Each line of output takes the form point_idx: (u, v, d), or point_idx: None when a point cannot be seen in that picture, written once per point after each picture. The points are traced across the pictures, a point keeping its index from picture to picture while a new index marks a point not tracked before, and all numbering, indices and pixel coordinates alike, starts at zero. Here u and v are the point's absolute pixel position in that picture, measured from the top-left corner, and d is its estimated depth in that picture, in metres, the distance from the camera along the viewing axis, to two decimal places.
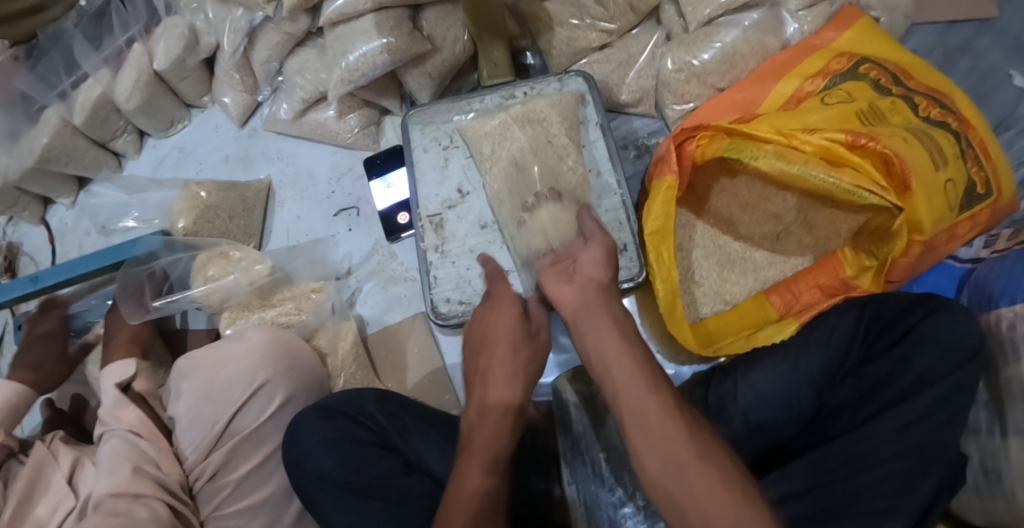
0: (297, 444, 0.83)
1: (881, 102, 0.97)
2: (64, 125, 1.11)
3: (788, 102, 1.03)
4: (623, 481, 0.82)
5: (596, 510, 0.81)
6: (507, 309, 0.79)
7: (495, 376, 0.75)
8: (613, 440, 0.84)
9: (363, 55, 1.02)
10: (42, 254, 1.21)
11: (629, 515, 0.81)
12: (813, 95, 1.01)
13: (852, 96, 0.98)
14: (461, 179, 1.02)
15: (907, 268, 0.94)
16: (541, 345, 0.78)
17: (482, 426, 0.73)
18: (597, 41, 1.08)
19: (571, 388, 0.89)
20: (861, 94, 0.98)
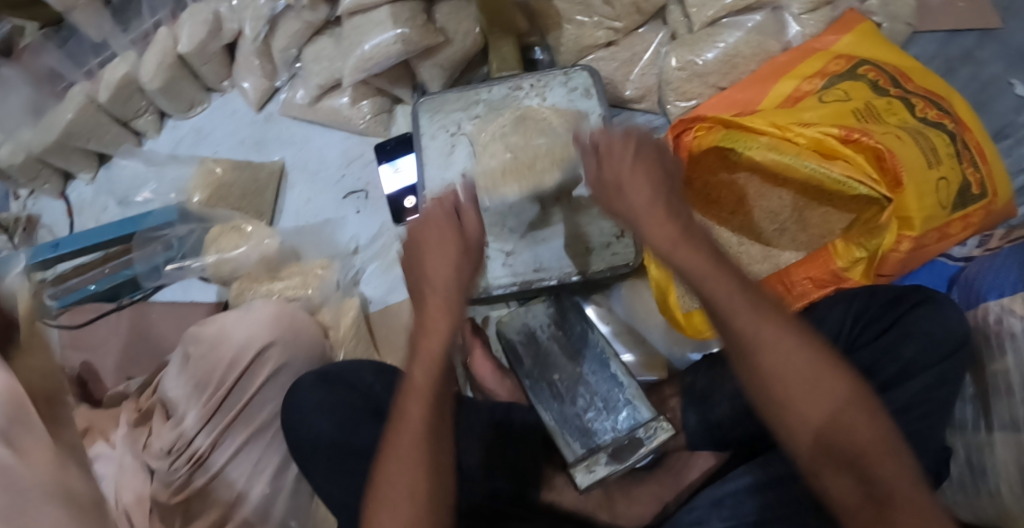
0: (296, 408, 0.86)
1: (878, 102, 1.00)
2: (89, 103, 1.16)
3: (785, 102, 1.05)
4: (579, 395, 0.95)
5: (567, 425, 0.93)
6: (434, 208, 0.72)
7: (432, 264, 0.70)
8: (561, 364, 0.98)
9: (377, 45, 1.06)
10: (60, 227, 1.24)
11: (594, 419, 0.93)
12: (811, 94, 1.03)
13: (850, 96, 1.01)
14: (465, 165, 1.04)
15: (898, 264, 0.95)
16: (472, 240, 0.72)
17: (432, 333, 0.69)
18: (603, 38, 1.12)
19: (513, 327, 1.03)
20: (858, 94, 1.01)
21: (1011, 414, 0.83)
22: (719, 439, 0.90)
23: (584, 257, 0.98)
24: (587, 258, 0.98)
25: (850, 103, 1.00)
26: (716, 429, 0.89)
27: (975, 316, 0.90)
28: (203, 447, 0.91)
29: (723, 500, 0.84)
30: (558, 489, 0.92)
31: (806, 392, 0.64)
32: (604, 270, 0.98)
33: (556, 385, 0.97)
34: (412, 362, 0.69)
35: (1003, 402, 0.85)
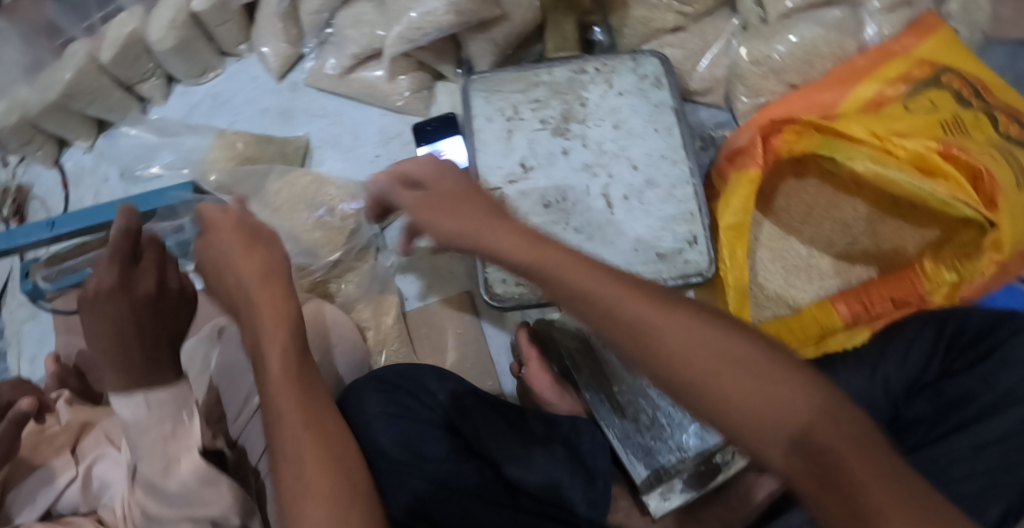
0: (354, 415, 0.78)
1: (965, 115, 0.94)
2: (90, 60, 1.00)
3: (867, 107, 0.99)
4: (642, 408, 0.89)
5: (632, 440, 0.87)
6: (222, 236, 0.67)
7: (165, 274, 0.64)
8: (623, 375, 0.90)
9: (428, 14, 0.96)
10: (54, 200, 1.09)
11: (658, 436, 0.87)
12: (895, 101, 0.98)
13: (936, 106, 0.96)
14: (525, 153, 0.94)
15: (980, 288, 0.90)
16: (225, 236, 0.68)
17: (262, 291, 0.64)
18: (672, 23, 1.02)
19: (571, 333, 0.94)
20: (946, 105, 0.95)
21: None
22: None
23: (655, 265, 0.90)
24: (659, 265, 0.89)
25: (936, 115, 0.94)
26: None
27: None
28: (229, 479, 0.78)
29: None
30: (625, 511, 0.86)
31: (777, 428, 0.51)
32: (676, 279, 0.89)
33: (617, 397, 0.89)
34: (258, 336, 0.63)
35: None
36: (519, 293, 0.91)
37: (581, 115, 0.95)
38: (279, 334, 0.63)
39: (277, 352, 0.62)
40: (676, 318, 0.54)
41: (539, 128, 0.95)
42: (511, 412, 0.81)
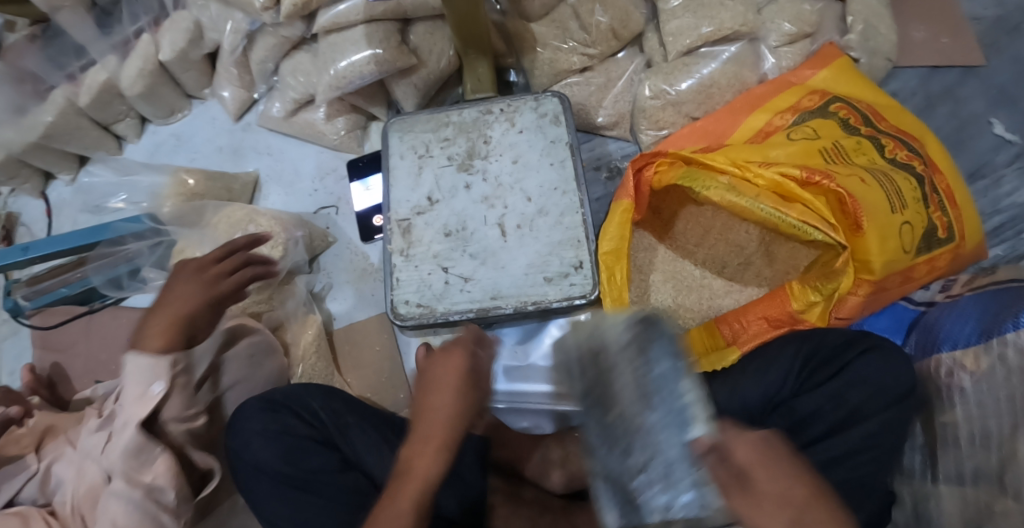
0: (240, 434, 0.88)
1: (847, 141, 0.98)
2: (69, 105, 1.17)
3: (756, 135, 1.05)
4: None
5: None
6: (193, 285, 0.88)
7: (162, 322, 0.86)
8: None
9: (352, 64, 1.07)
10: (38, 227, 1.27)
11: None
12: (781, 130, 1.04)
13: (818, 134, 1.00)
14: (432, 187, 1.05)
15: (857, 307, 0.93)
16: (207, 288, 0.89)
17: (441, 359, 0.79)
18: (578, 64, 1.11)
19: None
20: (828, 133, 1.00)
21: (957, 468, 0.83)
22: None
23: (541, 287, 0.98)
24: (545, 287, 0.98)
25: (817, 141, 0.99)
26: None
27: (927, 365, 0.90)
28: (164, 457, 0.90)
29: None
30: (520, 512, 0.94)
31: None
32: (560, 300, 0.97)
33: None
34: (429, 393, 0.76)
35: (950, 453, 0.85)
36: (419, 313, 0.99)
37: (483, 152, 1.05)
38: (450, 406, 0.76)
39: (439, 420, 0.75)
40: (789, 505, 0.61)
41: (446, 164, 1.06)
42: (389, 426, 0.91)
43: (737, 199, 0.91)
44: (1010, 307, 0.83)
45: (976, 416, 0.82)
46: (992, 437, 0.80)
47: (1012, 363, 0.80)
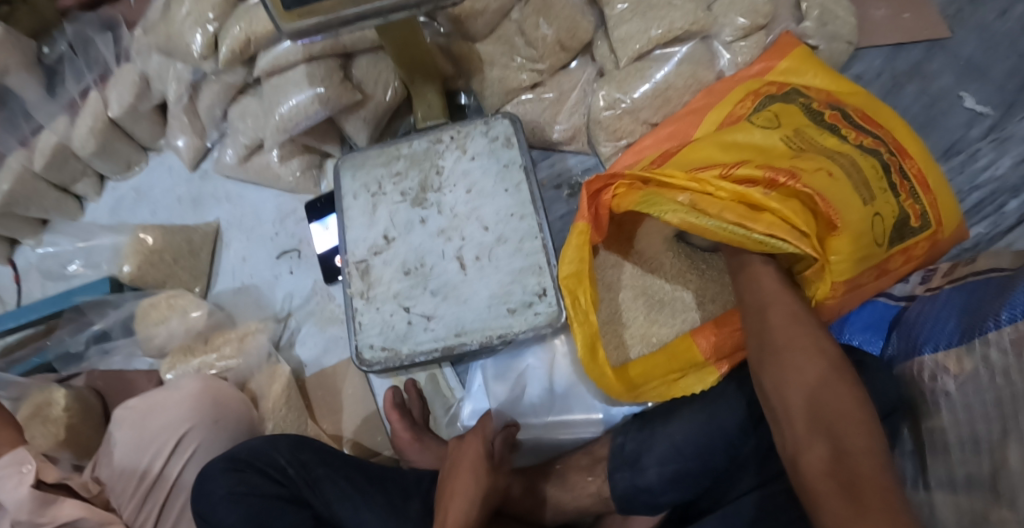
0: (205, 496, 0.86)
1: (809, 130, 0.92)
2: (25, 171, 1.17)
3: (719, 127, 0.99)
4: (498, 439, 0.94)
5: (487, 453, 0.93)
6: None
7: None
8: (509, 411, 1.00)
9: (294, 107, 1.04)
10: (8, 294, 1.25)
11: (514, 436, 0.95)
12: (743, 118, 0.97)
13: (780, 122, 0.94)
14: (387, 225, 1.02)
15: (837, 308, 0.89)
16: None
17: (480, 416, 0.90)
18: (527, 81, 1.08)
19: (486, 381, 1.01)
20: (790, 120, 0.94)
21: (948, 474, 0.79)
22: (649, 504, 0.86)
23: (505, 319, 0.96)
24: (509, 319, 0.95)
25: (778, 133, 0.92)
26: (642, 495, 0.85)
27: (910, 367, 0.86)
28: (147, 522, 0.91)
29: None
30: None
31: (814, 411, 0.68)
32: (526, 331, 0.95)
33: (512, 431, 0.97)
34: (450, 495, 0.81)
35: (940, 459, 0.81)
36: (385, 357, 0.97)
37: (437, 184, 1.03)
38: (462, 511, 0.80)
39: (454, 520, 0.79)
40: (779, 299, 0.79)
41: (400, 200, 1.03)
42: (362, 475, 0.90)
43: (698, 220, 0.86)
44: (991, 303, 0.78)
45: (964, 420, 0.78)
46: (982, 443, 0.76)
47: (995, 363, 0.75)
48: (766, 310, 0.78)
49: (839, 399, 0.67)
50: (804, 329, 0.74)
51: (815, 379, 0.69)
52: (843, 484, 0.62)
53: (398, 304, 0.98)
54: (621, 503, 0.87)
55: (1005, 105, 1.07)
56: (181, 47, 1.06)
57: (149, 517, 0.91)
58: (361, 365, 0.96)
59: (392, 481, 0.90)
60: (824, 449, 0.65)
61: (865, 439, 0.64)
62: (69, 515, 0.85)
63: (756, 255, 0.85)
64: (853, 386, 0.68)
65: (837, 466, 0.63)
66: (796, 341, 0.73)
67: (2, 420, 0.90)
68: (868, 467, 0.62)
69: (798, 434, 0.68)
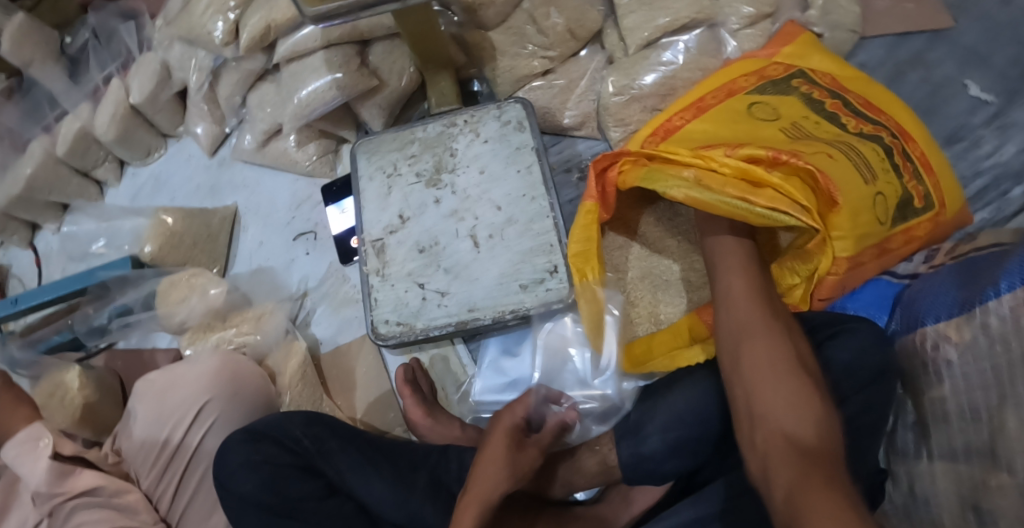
0: (224, 466, 0.90)
1: (805, 122, 0.95)
2: (48, 157, 1.20)
3: (718, 94, 1.03)
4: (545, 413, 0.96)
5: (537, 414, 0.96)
6: None
7: None
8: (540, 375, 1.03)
9: (313, 91, 1.07)
10: (29, 277, 1.29)
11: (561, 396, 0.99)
12: (743, 91, 1.01)
13: (780, 113, 0.96)
14: (403, 206, 1.05)
15: (835, 286, 0.93)
16: None
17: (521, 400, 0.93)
18: (539, 68, 1.11)
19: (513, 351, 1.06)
20: (788, 111, 0.97)
21: (950, 443, 0.81)
22: (651, 472, 0.87)
23: (517, 295, 0.98)
24: (521, 295, 0.98)
25: (778, 125, 0.95)
26: (647, 462, 0.86)
27: (912, 341, 0.88)
28: (168, 489, 0.95)
29: None
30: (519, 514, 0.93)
31: (777, 395, 0.70)
32: (538, 307, 0.98)
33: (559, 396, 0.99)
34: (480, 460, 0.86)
35: (941, 429, 0.82)
36: (400, 332, 1.00)
37: (450, 166, 1.06)
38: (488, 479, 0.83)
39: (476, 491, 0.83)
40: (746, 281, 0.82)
41: (414, 181, 1.06)
42: (374, 449, 0.92)
43: (700, 195, 0.89)
44: (987, 275, 0.81)
45: (963, 389, 0.80)
46: (981, 411, 0.77)
47: (995, 331, 0.77)
48: (736, 298, 0.80)
49: (793, 383, 0.71)
50: (774, 323, 0.76)
51: (780, 368, 0.72)
52: (795, 457, 0.65)
53: (412, 280, 1.01)
54: (628, 472, 0.88)
55: (1010, 93, 1.09)
56: (202, 36, 1.08)
57: (170, 485, 0.95)
58: (375, 336, 1.00)
59: (401, 455, 0.93)
60: (782, 427, 0.68)
61: (817, 425, 0.68)
62: (89, 483, 0.92)
63: (724, 233, 0.89)
64: (814, 380, 0.71)
65: (794, 445, 0.66)
66: (765, 332, 0.75)
67: (15, 399, 1.02)
68: (815, 440, 0.67)
69: (759, 414, 0.70)
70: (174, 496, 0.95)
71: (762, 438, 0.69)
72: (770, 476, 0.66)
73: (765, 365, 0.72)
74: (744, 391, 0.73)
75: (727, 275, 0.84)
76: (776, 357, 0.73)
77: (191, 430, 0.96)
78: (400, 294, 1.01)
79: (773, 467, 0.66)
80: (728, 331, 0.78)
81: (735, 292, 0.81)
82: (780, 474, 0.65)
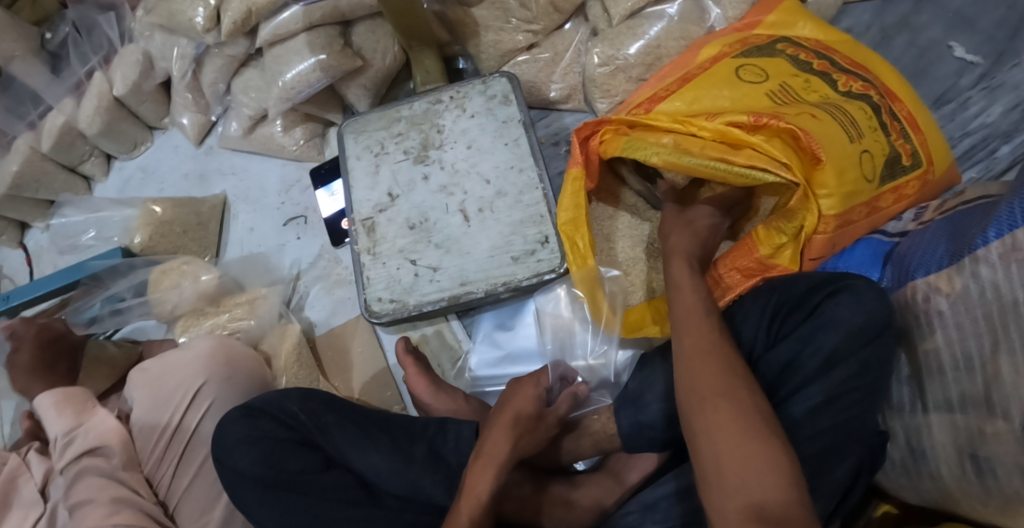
0: (222, 443, 0.91)
1: (794, 80, 0.94)
2: (33, 152, 1.19)
3: (707, 61, 1.01)
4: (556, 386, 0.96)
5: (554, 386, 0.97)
6: None
7: None
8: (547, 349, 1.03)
9: (298, 73, 1.07)
10: (20, 276, 1.28)
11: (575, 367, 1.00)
12: (730, 55, 1.00)
13: (767, 73, 0.95)
14: (391, 183, 1.05)
15: (826, 245, 0.92)
16: None
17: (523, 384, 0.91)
18: (523, 42, 1.11)
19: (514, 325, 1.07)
20: (776, 70, 0.96)
21: (944, 395, 0.81)
22: (654, 435, 0.87)
23: (509, 267, 0.99)
24: (513, 267, 0.99)
25: (765, 92, 0.93)
26: (648, 430, 0.86)
27: (904, 295, 0.87)
28: (167, 472, 0.94)
29: (657, 500, 0.84)
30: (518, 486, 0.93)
31: (749, 466, 0.65)
32: (530, 278, 0.98)
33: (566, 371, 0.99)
34: (491, 428, 0.86)
35: (936, 382, 0.82)
36: (394, 308, 0.99)
37: (437, 142, 1.06)
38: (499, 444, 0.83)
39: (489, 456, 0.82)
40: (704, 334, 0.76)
41: (402, 158, 1.06)
42: (372, 424, 0.92)
43: (679, 159, 0.91)
44: (975, 226, 0.80)
45: (956, 338, 0.79)
46: (975, 359, 0.77)
47: (985, 279, 0.76)
48: (691, 355, 0.74)
49: (760, 449, 0.65)
50: (735, 380, 0.71)
51: (749, 432, 0.67)
52: None
53: (405, 256, 1.02)
54: (629, 437, 0.88)
55: (995, 54, 1.09)
56: (183, 22, 1.07)
57: (168, 468, 0.94)
58: (366, 314, 0.99)
59: (400, 428, 0.93)
60: (751, 496, 0.63)
61: (787, 489, 0.63)
62: (91, 443, 0.93)
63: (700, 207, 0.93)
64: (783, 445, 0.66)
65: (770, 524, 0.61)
66: (726, 394, 0.70)
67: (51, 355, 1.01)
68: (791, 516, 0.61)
69: (729, 484, 0.65)
70: (172, 481, 0.94)
71: (731, 510, 0.63)
72: None
73: (730, 432, 0.67)
74: (711, 460, 0.67)
75: (680, 335, 0.78)
76: (738, 419, 0.68)
77: (188, 415, 0.96)
78: (395, 272, 1.01)
79: None
80: (685, 392, 0.72)
81: (701, 348, 0.74)
82: None
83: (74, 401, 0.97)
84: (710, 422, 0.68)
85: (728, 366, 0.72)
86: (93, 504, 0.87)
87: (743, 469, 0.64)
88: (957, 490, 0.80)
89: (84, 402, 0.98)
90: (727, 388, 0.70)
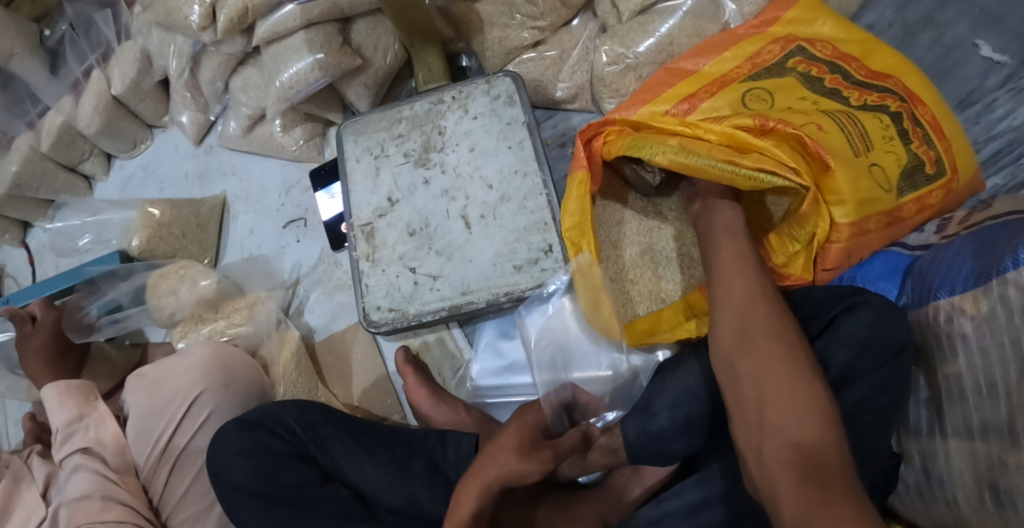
0: (219, 454, 0.89)
1: (802, 103, 0.88)
2: (32, 152, 1.17)
3: (712, 83, 0.96)
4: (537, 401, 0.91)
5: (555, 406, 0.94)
6: None
7: None
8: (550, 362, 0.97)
9: (295, 74, 1.04)
10: (23, 276, 1.27)
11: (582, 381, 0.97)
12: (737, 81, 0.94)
13: (775, 96, 0.90)
14: (391, 187, 1.02)
15: (842, 256, 0.87)
16: None
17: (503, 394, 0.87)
18: (529, 39, 1.07)
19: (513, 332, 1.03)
20: (785, 95, 0.90)
21: (965, 421, 0.76)
22: (659, 452, 0.84)
23: (512, 275, 0.96)
24: (517, 276, 0.96)
25: (774, 110, 0.88)
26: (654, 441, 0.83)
27: (925, 314, 0.83)
28: (161, 477, 0.93)
29: (660, 522, 0.81)
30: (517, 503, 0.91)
31: (791, 403, 0.65)
32: (533, 287, 0.96)
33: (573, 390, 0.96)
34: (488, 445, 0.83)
35: (956, 407, 0.77)
36: (393, 318, 0.97)
37: (439, 144, 1.03)
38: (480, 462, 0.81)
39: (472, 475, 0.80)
40: (751, 281, 0.78)
41: (402, 161, 1.03)
42: (370, 437, 0.91)
43: (687, 160, 0.86)
44: (1005, 243, 0.75)
45: (980, 364, 0.74)
46: (999, 387, 0.72)
47: (1014, 303, 0.71)
48: (737, 301, 0.76)
49: (806, 387, 0.66)
50: (785, 325, 0.72)
51: (794, 371, 0.68)
52: (809, 470, 0.61)
53: (406, 262, 0.99)
54: (631, 456, 0.85)
55: None
56: (179, 20, 1.04)
57: (163, 473, 0.94)
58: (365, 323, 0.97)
59: (399, 440, 0.91)
60: (791, 432, 0.64)
61: (826, 434, 0.64)
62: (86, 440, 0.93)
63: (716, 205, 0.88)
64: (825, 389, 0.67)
65: (807, 464, 0.61)
66: (775, 337, 0.71)
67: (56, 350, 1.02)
68: (831, 456, 0.62)
69: (770, 424, 0.65)
70: (166, 486, 0.93)
71: (771, 448, 0.64)
72: (777, 498, 0.61)
73: (776, 372, 0.68)
74: (753, 399, 0.68)
75: (726, 282, 0.79)
76: (784, 357, 0.69)
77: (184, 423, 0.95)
78: (396, 279, 0.98)
79: (784, 487, 0.61)
80: (731, 335, 0.73)
81: (750, 295, 0.76)
82: (793, 500, 0.60)
83: (76, 392, 0.98)
84: (754, 364, 0.69)
85: (777, 309, 0.74)
86: (86, 500, 0.88)
87: (788, 407, 0.65)
88: (975, 519, 0.77)
89: (87, 395, 0.99)
90: (774, 331, 0.72)
